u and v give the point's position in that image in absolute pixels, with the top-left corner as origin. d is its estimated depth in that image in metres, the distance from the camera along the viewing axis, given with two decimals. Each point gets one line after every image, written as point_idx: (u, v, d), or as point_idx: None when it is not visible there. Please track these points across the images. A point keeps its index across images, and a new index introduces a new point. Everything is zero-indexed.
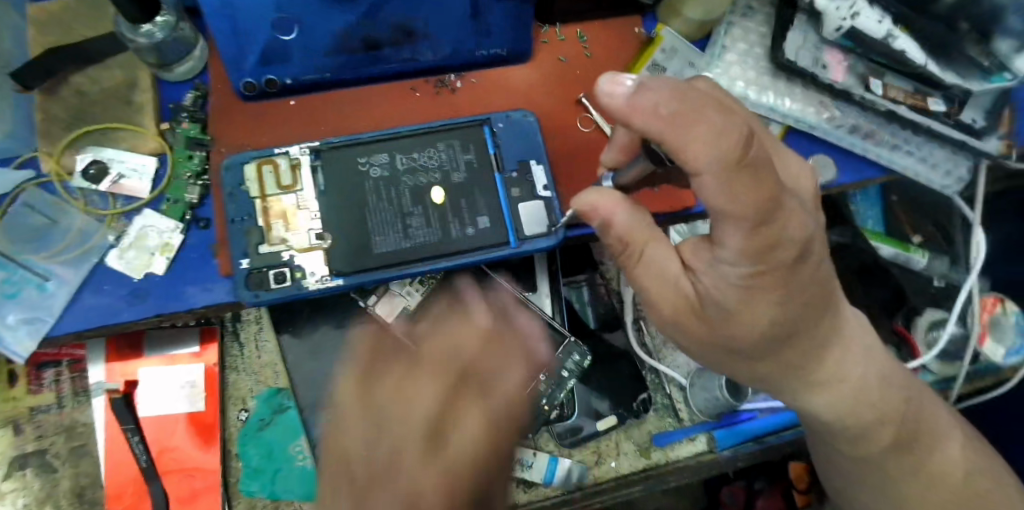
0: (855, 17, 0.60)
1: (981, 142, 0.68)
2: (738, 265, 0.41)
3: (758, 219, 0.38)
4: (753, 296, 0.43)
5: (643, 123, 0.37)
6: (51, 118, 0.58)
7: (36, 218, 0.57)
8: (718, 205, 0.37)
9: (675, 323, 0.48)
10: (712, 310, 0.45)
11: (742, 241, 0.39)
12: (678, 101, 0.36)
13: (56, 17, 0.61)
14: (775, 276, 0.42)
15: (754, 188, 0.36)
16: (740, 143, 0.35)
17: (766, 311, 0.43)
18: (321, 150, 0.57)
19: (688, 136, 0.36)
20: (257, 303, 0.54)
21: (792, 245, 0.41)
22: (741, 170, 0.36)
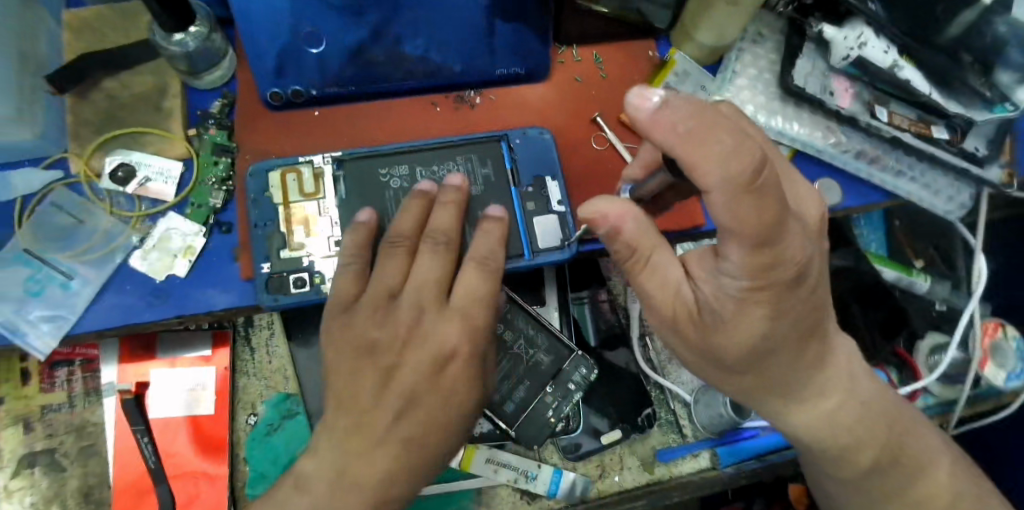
0: (862, 46, 0.63)
1: (983, 169, 0.70)
2: (738, 278, 0.42)
3: (760, 239, 0.38)
4: (746, 306, 0.44)
5: (661, 140, 0.37)
6: (81, 121, 0.60)
7: (62, 218, 0.59)
8: (723, 219, 0.38)
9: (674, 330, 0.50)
10: (709, 317, 0.46)
11: (742, 257, 0.40)
12: (696, 120, 0.36)
13: (90, 24, 0.62)
14: (772, 293, 0.43)
15: (758, 213, 0.37)
16: (751, 167, 0.35)
17: (757, 325, 0.44)
18: (343, 160, 0.58)
19: (698, 157, 0.36)
20: (276, 306, 0.55)
21: (791, 266, 0.41)
22: (748, 193, 0.36)
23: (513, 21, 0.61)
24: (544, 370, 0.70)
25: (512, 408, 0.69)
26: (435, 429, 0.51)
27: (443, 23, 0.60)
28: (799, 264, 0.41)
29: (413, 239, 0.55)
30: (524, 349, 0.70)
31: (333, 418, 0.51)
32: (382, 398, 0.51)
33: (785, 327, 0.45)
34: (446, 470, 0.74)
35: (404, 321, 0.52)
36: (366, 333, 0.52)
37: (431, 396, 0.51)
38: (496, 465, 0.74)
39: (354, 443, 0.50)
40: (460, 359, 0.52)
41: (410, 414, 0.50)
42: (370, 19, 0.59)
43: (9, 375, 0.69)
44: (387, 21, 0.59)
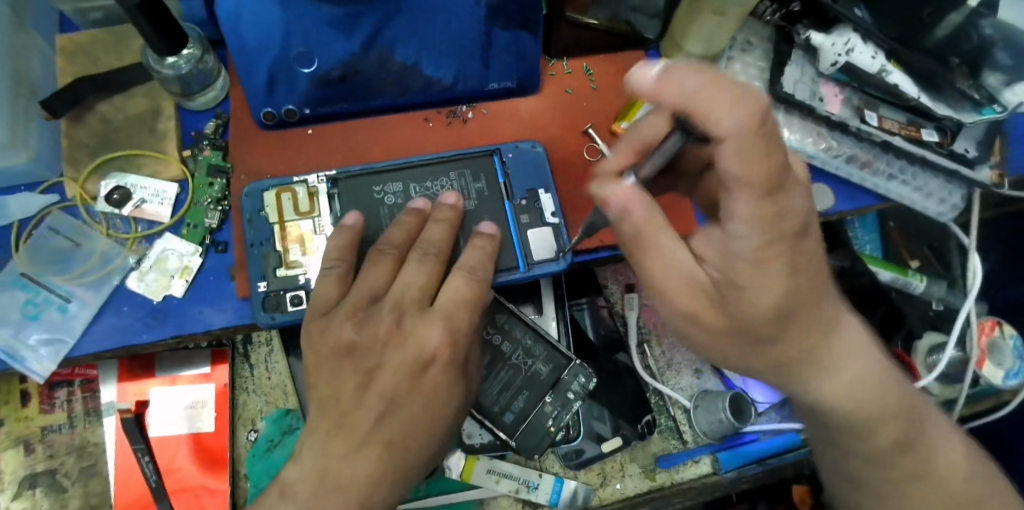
0: (850, 52, 0.63)
1: (974, 171, 0.70)
2: (750, 236, 0.40)
3: (769, 187, 0.39)
4: (765, 265, 0.41)
5: (671, 98, 0.40)
6: (76, 144, 0.61)
7: (59, 241, 0.59)
8: (738, 173, 0.39)
9: (689, 315, 0.46)
10: (727, 292, 0.43)
11: (752, 210, 0.40)
12: (702, 76, 0.39)
13: (82, 47, 0.63)
14: (782, 247, 0.41)
15: (763, 157, 0.38)
16: (761, 111, 0.38)
17: (777, 284, 0.41)
18: (337, 179, 0.59)
19: (709, 106, 0.39)
20: (273, 325, 0.56)
21: (796, 219, 0.40)
22: (761, 135, 0.38)
23: (521, 31, 0.61)
24: (542, 380, 0.70)
25: (511, 419, 0.70)
26: (419, 432, 0.51)
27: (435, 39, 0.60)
28: (804, 217, 0.41)
29: (401, 247, 0.56)
30: (522, 359, 0.70)
31: (317, 426, 0.51)
32: (365, 400, 0.50)
33: (799, 287, 0.42)
34: (447, 481, 0.74)
35: (385, 322, 0.52)
36: (342, 335, 0.51)
37: (413, 399, 0.51)
38: (497, 475, 0.74)
39: (337, 445, 0.49)
40: (440, 362, 0.51)
41: (393, 415, 0.50)
42: (364, 30, 0.57)
43: (8, 398, 0.69)
44: (386, 24, 0.58)
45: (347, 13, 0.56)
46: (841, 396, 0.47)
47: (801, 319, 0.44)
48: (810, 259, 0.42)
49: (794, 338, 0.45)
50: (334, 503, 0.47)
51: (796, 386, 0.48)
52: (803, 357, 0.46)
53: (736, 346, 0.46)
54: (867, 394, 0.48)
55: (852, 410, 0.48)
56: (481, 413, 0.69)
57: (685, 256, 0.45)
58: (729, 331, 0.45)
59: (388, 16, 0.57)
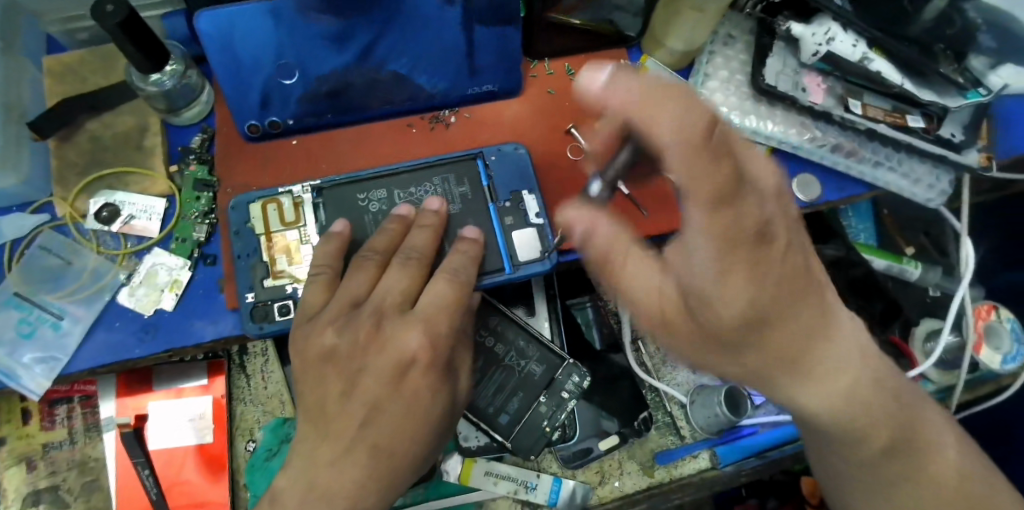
0: (830, 41, 0.63)
1: (961, 155, 0.69)
2: (702, 249, 0.40)
3: (717, 196, 0.39)
4: (727, 275, 0.40)
5: (616, 108, 0.41)
6: (65, 165, 0.62)
7: (50, 260, 0.60)
8: (681, 180, 0.40)
9: (662, 324, 0.46)
10: (693, 301, 0.43)
11: (705, 221, 0.40)
12: (645, 87, 0.40)
13: (69, 68, 0.64)
14: (743, 254, 0.40)
15: (708, 168, 0.38)
16: (700, 125, 0.38)
17: (743, 293, 0.41)
18: (322, 188, 0.59)
19: (650, 117, 0.40)
20: (262, 335, 0.56)
21: (753, 223, 0.40)
22: (702, 146, 0.38)
23: (503, 29, 0.62)
24: (537, 380, 0.70)
25: (506, 420, 0.70)
26: (403, 437, 0.51)
27: (426, 48, 0.61)
28: (762, 221, 0.40)
29: (385, 254, 0.56)
30: (516, 360, 0.70)
31: (305, 433, 0.52)
32: (349, 405, 0.50)
33: (768, 293, 0.41)
34: (446, 485, 0.75)
35: (365, 326, 0.52)
36: (323, 342, 0.52)
37: (394, 403, 0.51)
38: (495, 477, 0.74)
39: (322, 453, 0.50)
40: (420, 365, 0.51)
41: (380, 420, 0.50)
42: (358, 43, 0.59)
43: (10, 416, 0.70)
44: (378, 38, 0.60)
45: (341, 28, 0.58)
46: (833, 401, 0.46)
47: (794, 313, 0.43)
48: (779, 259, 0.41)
49: (771, 343, 0.43)
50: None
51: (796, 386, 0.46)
52: (782, 364, 0.44)
53: (714, 353, 0.45)
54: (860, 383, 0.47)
55: (836, 415, 0.48)
56: (476, 416, 0.70)
57: (654, 271, 0.45)
58: (700, 341, 0.45)
59: (387, 21, 0.59)
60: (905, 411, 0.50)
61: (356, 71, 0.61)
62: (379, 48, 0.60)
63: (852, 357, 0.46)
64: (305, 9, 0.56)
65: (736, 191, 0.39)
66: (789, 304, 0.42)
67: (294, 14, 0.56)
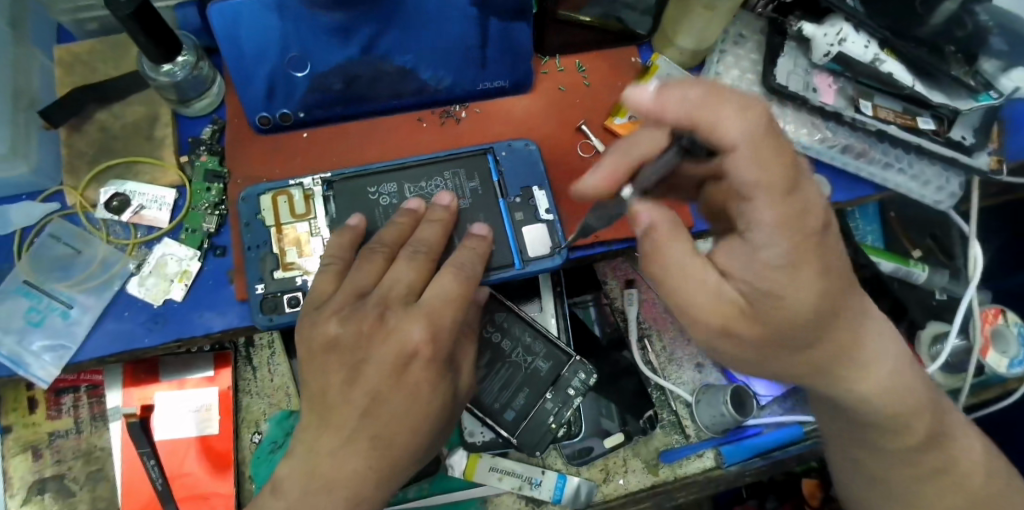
0: (842, 42, 0.63)
1: (971, 158, 0.69)
2: (776, 243, 0.40)
3: (788, 186, 0.40)
4: (795, 271, 0.41)
5: (676, 114, 0.41)
6: (75, 153, 0.62)
7: (60, 248, 0.60)
8: (752, 175, 0.40)
9: (722, 331, 0.44)
10: (760, 302, 0.42)
11: (775, 213, 0.40)
12: (706, 90, 0.40)
13: (81, 57, 0.64)
14: (812, 247, 0.41)
15: (779, 160, 0.39)
16: (763, 118, 0.39)
17: (785, 289, 0.41)
18: (333, 181, 0.60)
19: (715, 118, 0.40)
20: (271, 327, 0.57)
21: (817, 214, 0.41)
22: (767, 138, 0.39)
23: (514, 22, 0.62)
24: (542, 377, 0.70)
25: (512, 416, 0.70)
26: (405, 429, 0.50)
27: (430, 44, 0.61)
28: (824, 212, 0.41)
29: (393, 246, 0.56)
30: (522, 356, 0.71)
31: (308, 422, 0.52)
32: (351, 395, 0.50)
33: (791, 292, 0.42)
34: (450, 480, 0.75)
35: (368, 318, 0.51)
36: (327, 331, 0.51)
37: (395, 396, 0.50)
38: (500, 473, 0.74)
39: (324, 442, 0.50)
40: (422, 358, 0.51)
41: (381, 411, 0.50)
42: (360, 37, 0.59)
43: (16, 404, 0.70)
44: (379, 35, 0.60)
45: (342, 20, 0.58)
46: (844, 401, 0.47)
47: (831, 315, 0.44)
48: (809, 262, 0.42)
49: (814, 350, 0.45)
50: (321, 499, 0.48)
51: (798, 388, 0.47)
52: (808, 365, 0.45)
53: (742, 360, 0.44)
54: (865, 381, 0.47)
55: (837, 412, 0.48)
56: (481, 411, 0.70)
57: (710, 273, 0.43)
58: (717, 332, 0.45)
59: (387, 20, 0.59)
60: (914, 422, 0.50)
61: (364, 65, 0.61)
62: (377, 48, 0.60)
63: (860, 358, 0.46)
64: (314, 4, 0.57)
65: (801, 182, 0.41)
66: (802, 304, 0.43)
67: (302, 9, 0.57)
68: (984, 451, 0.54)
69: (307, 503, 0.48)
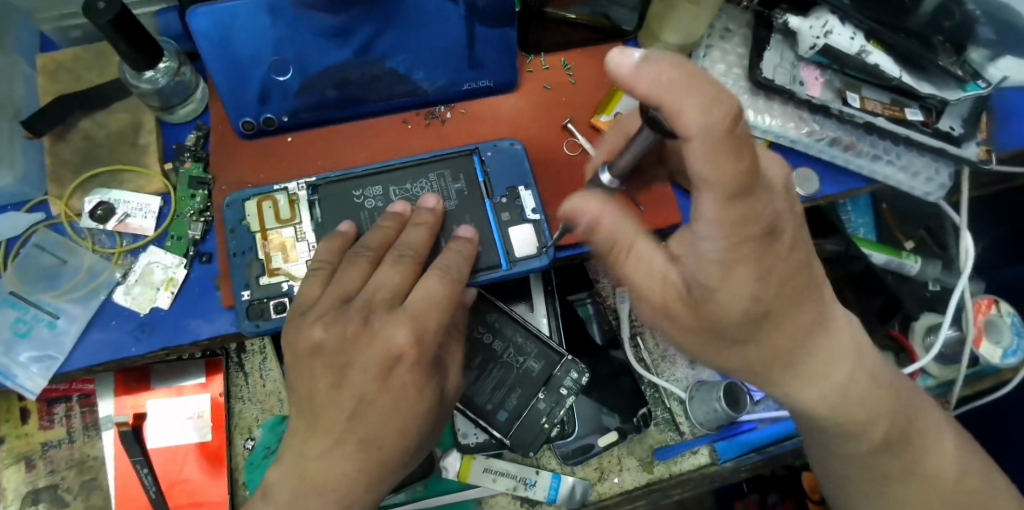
0: (828, 34, 0.63)
1: (960, 148, 0.69)
2: (714, 238, 0.41)
3: (738, 189, 0.38)
4: (733, 268, 0.41)
5: (643, 90, 0.38)
6: (59, 163, 0.61)
7: (46, 258, 0.60)
8: (705, 172, 0.38)
9: (663, 312, 0.46)
10: (697, 292, 0.43)
11: (719, 212, 0.39)
12: (677, 71, 0.37)
13: (64, 66, 0.64)
14: (750, 250, 0.41)
15: (732, 163, 0.37)
16: (730, 116, 0.37)
17: (743, 286, 0.42)
18: (318, 185, 0.59)
19: (682, 104, 0.37)
20: (259, 332, 0.56)
21: (762, 222, 0.40)
22: (728, 138, 0.37)
23: (503, 27, 0.62)
24: (534, 377, 0.70)
25: (505, 417, 0.70)
26: (393, 431, 0.50)
27: (427, 44, 0.61)
28: (770, 218, 0.40)
29: (379, 249, 0.56)
30: (514, 357, 0.70)
31: (296, 427, 0.51)
32: (337, 399, 0.50)
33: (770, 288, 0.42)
34: (445, 482, 0.75)
35: (353, 321, 0.51)
36: (313, 336, 0.51)
37: (382, 399, 0.50)
38: (494, 473, 0.74)
39: (312, 446, 0.50)
40: (407, 361, 0.50)
41: (367, 416, 0.50)
42: (359, 37, 0.59)
43: (8, 415, 0.70)
44: (379, 34, 0.60)
45: (341, 22, 0.58)
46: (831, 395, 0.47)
47: (810, 311, 0.44)
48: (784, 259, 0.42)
49: (769, 340, 0.45)
50: (312, 501, 0.48)
51: (784, 383, 0.47)
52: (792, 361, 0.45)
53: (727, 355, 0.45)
54: (848, 374, 0.47)
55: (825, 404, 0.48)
56: (474, 412, 0.69)
57: (657, 257, 0.46)
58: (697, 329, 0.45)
59: (388, 20, 0.59)
60: (900, 416, 0.50)
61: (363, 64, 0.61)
62: (379, 41, 0.60)
63: (842, 349, 0.47)
64: (302, 3, 0.56)
65: (756, 186, 0.39)
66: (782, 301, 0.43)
67: (293, 9, 0.56)
68: (970, 445, 0.54)
69: (296, 506, 0.48)
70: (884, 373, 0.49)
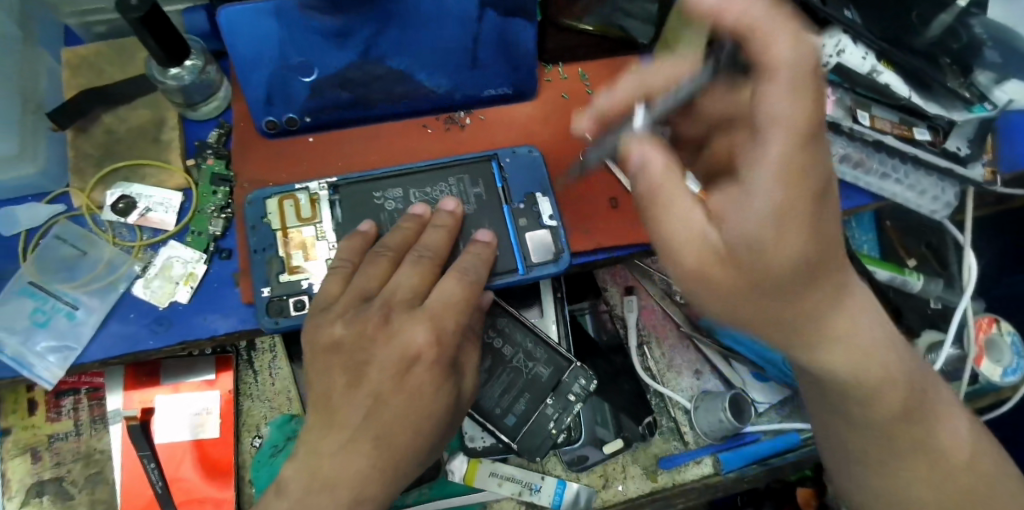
0: (840, 53, 0.64)
1: (967, 168, 0.71)
2: (771, 190, 0.37)
3: (809, 132, 0.37)
4: (789, 223, 0.37)
5: (733, 20, 0.40)
6: (81, 156, 0.62)
7: (66, 249, 0.60)
8: (780, 110, 0.37)
9: (697, 278, 0.41)
10: (742, 253, 0.39)
11: (785, 152, 0.37)
12: (769, 9, 0.39)
13: (88, 61, 0.64)
14: (808, 204, 0.38)
15: (809, 101, 0.37)
16: (811, 56, 0.38)
17: (798, 246, 0.38)
18: (338, 186, 0.60)
19: (771, 38, 0.38)
20: (277, 329, 0.57)
21: (821, 172, 0.38)
22: (811, 77, 0.38)
23: (511, 18, 0.61)
24: (543, 383, 0.71)
25: (513, 422, 0.70)
26: (407, 431, 0.51)
27: (428, 45, 0.61)
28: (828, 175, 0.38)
29: (398, 250, 0.56)
30: (523, 362, 0.71)
31: (310, 424, 0.52)
32: (353, 397, 0.51)
33: (822, 248, 0.39)
34: (451, 485, 0.75)
35: (372, 320, 0.52)
36: (332, 333, 0.52)
37: (398, 397, 0.51)
38: (500, 478, 0.74)
39: (326, 443, 0.50)
40: (424, 361, 0.51)
41: (382, 414, 0.50)
42: (359, 38, 0.59)
43: (15, 407, 0.70)
44: (378, 35, 0.59)
45: (341, 24, 0.57)
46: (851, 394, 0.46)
47: (823, 287, 0.40)
48: (832, 220, 0.39)
49: (812, 307, 0.41)
50: (323, 499, 0.48)
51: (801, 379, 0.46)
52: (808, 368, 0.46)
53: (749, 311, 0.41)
54: None
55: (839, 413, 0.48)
56: (482, 416, 0.70)
57: (697, 214, 0.41)
58: (737, 296, 0.40)
59: (382, 27, 0.59)
60: None
61: (359, 72, 0.61)
62: (377, 46, 0.60)
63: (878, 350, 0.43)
64: (306, 5, 0.55)
65: (824, 132, 0.38)
66: (813, 261, 0.39)
67: (295, 10, 0.56)
68: None
69: (308, 504, 0.48)
70: (914, 387, 0.46)
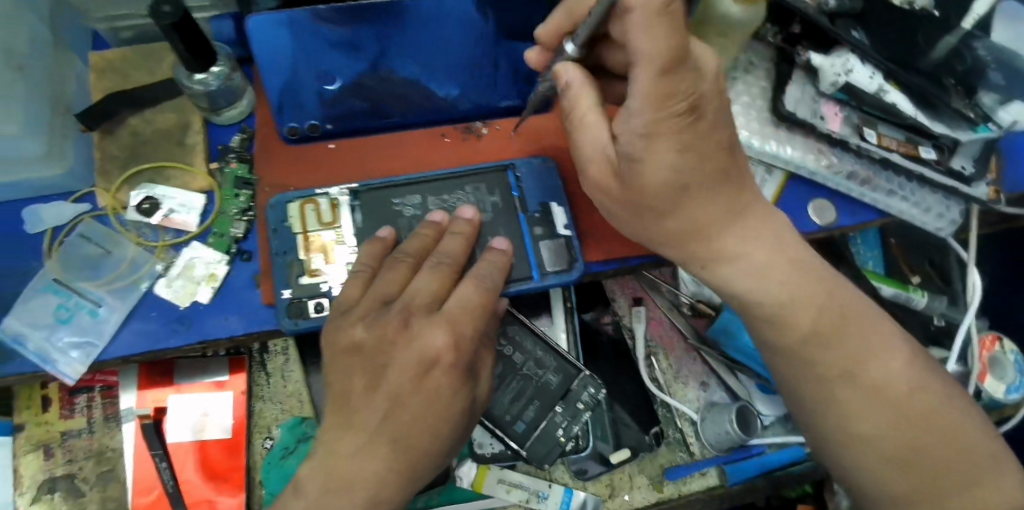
0: (849, 72, 0.65)
1: (971, 188, 0.72)
2: (642, 113, 0.46)
3: (668, 61, 0.43)
4: (656, 138, 0.47)
5: None
6: (107, 157, 0.63)
7: (91, 248, 0.61)
8: (643, 46, 0.43)
9: (597, 184, 0.54)
10: (625, 164, 0.50)
11: (651, 80, 0.44)
12: None
13: (116, 65, 0.66)
14: (674, 124, 0.46)
15: (665, 35, 0.42)
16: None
17: (665, 159, 0.48)
18: (359, 192, 0.62)
19: None
20: (297, 331, 0.58)
21: (686, 96, 0.45)
22: (662, 14, 0.42)
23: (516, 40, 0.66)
24: (553, 390, 0.72)
25: (522, 428, 0.71)
26: (425, 433, 0.52)
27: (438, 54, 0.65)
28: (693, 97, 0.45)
29: (417, 256, 0.57)
30: (533, 369, 0.72)
31: (329, 425, 0.53)
32: (372, 400, 0.51)
33: (691, 161, 0.48)
34: (459, 491, 0.75)
35: (393, 323, 0.53)
36: (352, 335, 0.53)
37: (417, 399, 0.51)
38: (507, 485, 0.75)
39: (344, 444, 0.51)
40: (443, 365, 0.52)
41: (400, 415, 0.51)
42: (369, 52, 0.64)
43: (29, 403, 0.71)
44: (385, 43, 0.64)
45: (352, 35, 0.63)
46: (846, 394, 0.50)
47: (693, 192, 0.50)
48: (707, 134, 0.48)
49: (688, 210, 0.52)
50: (339, 499, 0.49)
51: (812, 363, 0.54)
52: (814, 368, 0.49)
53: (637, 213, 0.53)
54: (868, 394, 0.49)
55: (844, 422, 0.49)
56: (491, 422, 0.71)
57: (603, 134, 0.52)
58: (624, 200, 0.53)
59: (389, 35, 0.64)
60: None
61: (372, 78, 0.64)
62: (387, 56, 0.64)
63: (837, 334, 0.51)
64: (320, 15, 0.61)
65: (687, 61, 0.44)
66: (690, 175, 0.49)
67: (308, 20, 0.61)
68: None
69: (325, 502, 0.49)
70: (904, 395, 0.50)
